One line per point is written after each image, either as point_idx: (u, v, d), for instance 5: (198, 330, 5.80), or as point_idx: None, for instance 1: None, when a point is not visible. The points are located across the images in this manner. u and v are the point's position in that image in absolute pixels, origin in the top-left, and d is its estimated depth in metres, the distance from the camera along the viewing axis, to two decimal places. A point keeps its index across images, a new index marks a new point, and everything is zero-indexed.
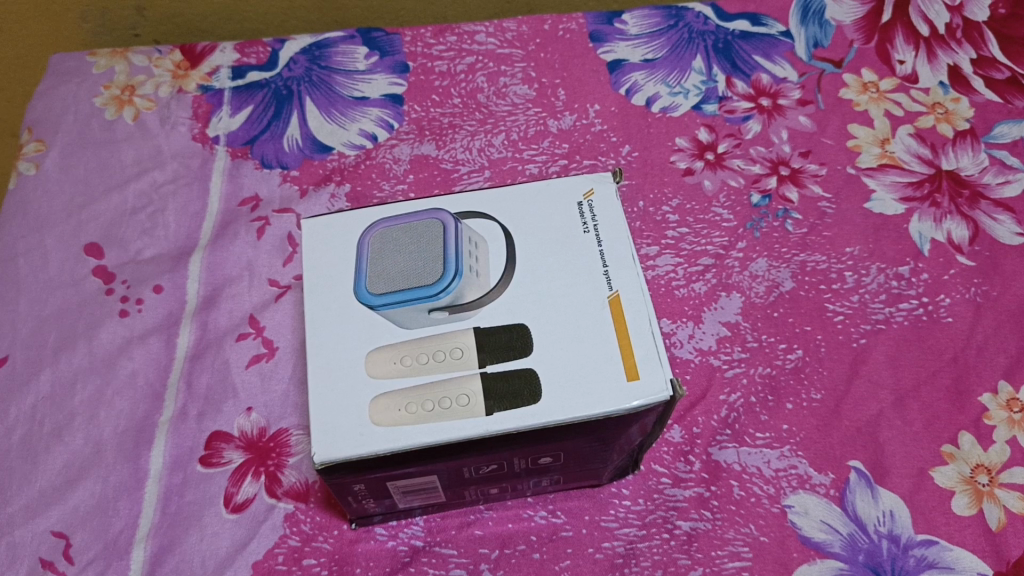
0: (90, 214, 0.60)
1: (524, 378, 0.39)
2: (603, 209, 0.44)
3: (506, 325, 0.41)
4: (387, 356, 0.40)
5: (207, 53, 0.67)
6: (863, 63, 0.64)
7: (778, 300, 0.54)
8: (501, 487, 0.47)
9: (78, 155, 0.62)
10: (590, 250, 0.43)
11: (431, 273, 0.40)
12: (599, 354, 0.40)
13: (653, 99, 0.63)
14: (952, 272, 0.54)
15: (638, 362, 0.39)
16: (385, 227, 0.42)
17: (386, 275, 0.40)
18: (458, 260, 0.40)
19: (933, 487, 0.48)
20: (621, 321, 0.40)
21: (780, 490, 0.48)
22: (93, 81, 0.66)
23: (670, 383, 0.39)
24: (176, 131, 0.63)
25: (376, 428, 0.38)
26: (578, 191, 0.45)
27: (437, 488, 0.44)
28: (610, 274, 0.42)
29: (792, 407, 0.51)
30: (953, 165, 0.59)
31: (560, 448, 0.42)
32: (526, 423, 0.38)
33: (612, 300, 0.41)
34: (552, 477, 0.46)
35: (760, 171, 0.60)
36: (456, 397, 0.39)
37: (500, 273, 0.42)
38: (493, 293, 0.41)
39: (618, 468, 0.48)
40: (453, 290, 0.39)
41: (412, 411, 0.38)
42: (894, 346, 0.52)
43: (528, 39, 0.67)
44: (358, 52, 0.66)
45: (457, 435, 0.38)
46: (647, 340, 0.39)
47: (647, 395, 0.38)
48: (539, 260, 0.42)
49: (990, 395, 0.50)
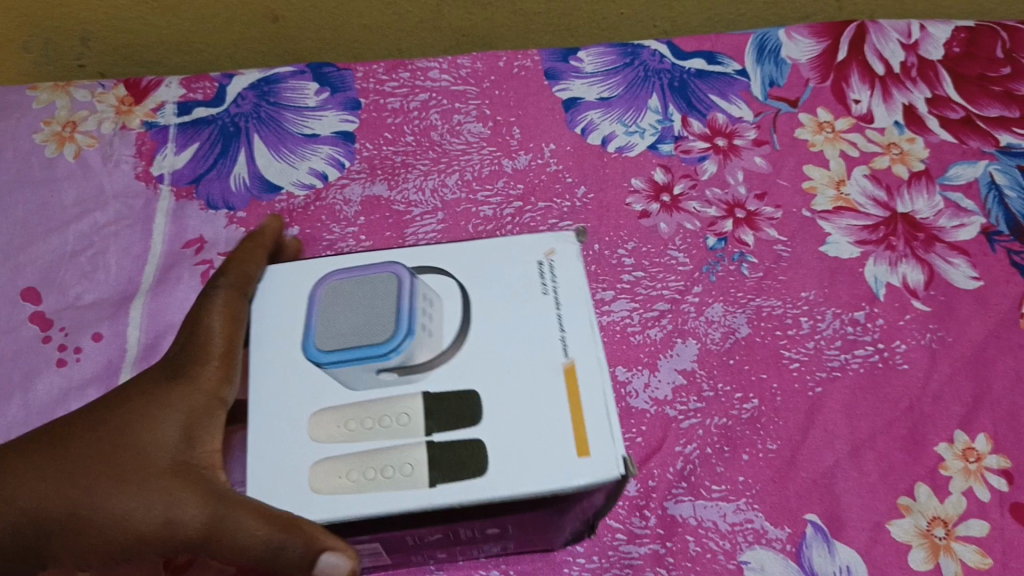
0: (28, 257, 0.58)
1: (471, 449, 0.37)
2: (564, 270, 0.42)
3: (455, 390, 0.39)
4: (330, 419, 0.38)
5: (153, 87, 0.65)
6: (819, 103, 0.63)
7: (734, 347, 0.53)
8: (451, 551, 0.45)
9: (16, 195, 0.60)
10: (548, 313, 0.41)
11: (381, 331, 0.38)
12: (551, 425, 0.37)
13: (608, 139, 0.62)
14: (907, 317, 0.54)
15: (590, 436, 0.37)
16: (336, 279, 0.40)
17: (333, 331, 0.38)
18: (410, 318, 0.38)
19: (890, 541, 0.47)
20: (575, 391, 0.38)
21: (736, 545, 0.47)
22: (33, 116, 0.64)
23: (621, 460, 0.37)
24: (119, 170, 0.62)
25: (317, 496, 0.37)
26: (538, 249, 0.43)
27: (382, 551, 0.43)
28: (567, 340, 0.40)
29: (748, 459, 0.50)
30: (908, 208, 0.59)
31: (510, 521, 0.40)
32: (467, 497, 0.36)
33: (567, 368, 0.39)
34: (501, 543, 0.45)
35: (716, 214, 0.59)
36: (399, 466, 0.37)
37: (454, 331, 0.40)
38: (445, 355, 0.39)
39: (571, 534, 0.46)
40: (404, 350, 0.37)
41: (353, 479, 0.37)
42: (851, 395, 0.52)
43: (483, 76, 0.66)
44: (308, 89, 0.65)
45: (397, 506, 0.36)
46: (600, 413, 0.37)
47: (596, 472, 0.36)
48: (492, 319, 0.41)
49: (946, 444, 0.50)
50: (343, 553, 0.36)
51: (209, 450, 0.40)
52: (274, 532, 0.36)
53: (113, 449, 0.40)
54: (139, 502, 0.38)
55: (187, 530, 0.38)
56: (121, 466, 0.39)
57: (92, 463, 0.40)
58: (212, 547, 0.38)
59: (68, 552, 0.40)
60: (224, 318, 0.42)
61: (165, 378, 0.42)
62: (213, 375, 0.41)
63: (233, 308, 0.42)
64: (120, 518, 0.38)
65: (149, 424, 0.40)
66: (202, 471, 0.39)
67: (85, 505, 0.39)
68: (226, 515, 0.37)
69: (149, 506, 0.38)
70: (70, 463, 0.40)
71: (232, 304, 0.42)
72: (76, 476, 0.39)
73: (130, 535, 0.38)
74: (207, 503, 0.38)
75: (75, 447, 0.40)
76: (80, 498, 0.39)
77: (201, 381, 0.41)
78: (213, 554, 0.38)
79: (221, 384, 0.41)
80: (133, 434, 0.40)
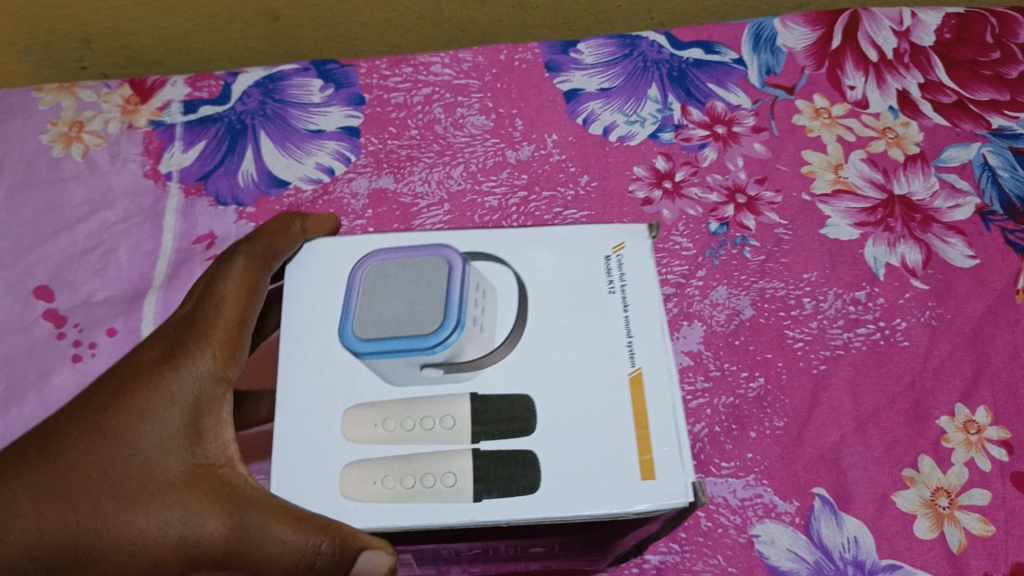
0: (39, 256, 0.59)
1: (523, 464, 0.34)
2: (633, 267, 0.38)
3: (508, 396, 0.35)
4: (365, 417, 0.35)
5: (158, 87, 0.66)
6: (815, 89, 0.65)
7: (739, 328, 0.55)
8: (486, 566, 0.44)
9: (25, 195, 0.61)
10: (616, 314, 0.37)
11: (427, 324, 0.36)
12: (614, 441, 0.34)
13: (610, 128, 0.63)
14: (907, 296, 0.55)
15: (655, 458, 0.34)
16: (383, 260, 0.38)
17: (375, 318, 0.37)
18: (460, 311, 0.36)
19: (896, 512, 0.48)
20: (642, 405, 0.35)
21: (747, 519, 0.48)
22: (39, 118, 0.64)
23: (691, 487, 0.33)
24: (127, 168, 0.62)
25: (346, 503, 0.34)
26: (606, 242, 0.39)
27: (412, 564, 0.41)
28: (634, 347, 0.36)
29: (756, 436, 0.51)
30: (905, 190, 0.60)
31: (553, 543, 0.39)
32: (517, 516, 0.33)
33: (632, 379, 0.35)
34: (542, 561, 0.44)
35: (717, 200, 0.60)
36: (441, 475, 0.34)
37: (507, 331, 0.37)
38: (496, 354, 0.36)
39: (617, 555, 0.45)
40: (451, 345, 0.35)
41: (388, 486, 0.34)
42: (854, 372, 0.53)
43: (484, 70, 0.67)
44: (313, 85, 0.66)
45: (439, 521, 0.33)
46: (670, 435, 0.34)
47: (661, 498, 0.33)
48: (551, 317, 0.37)
49: (947, 417, 0.51)
50: (383, 551, 0.34)
51: (221, 443, 0.39)
52: (309, 537, 0.34)
53: (115, 465, 0.39)
54: (153, 519, 0.38)
55: (210, 543, 0.38)
56: (128, 484, 0.38)
57: (94, 483, 0.39)
58: (238, 557, 0.38)
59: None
60: (240, 290, 0.42)
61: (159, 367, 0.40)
62: (216, 361, 0.40)
63: (248, 280, 0.43)
64: (134, 539, 0.38)
65: (151, 434, 0.39)
66: (217, 472, 0.39)
67: (100, 529, 0.38)
68: (249, 524, 0.37)
69: (166, 521, 0.38)
70: (70, 484, 0.39)
71: (246, 280, 0.43)
72: (86, 501, 0.38)
73: (146, 555, 0.38)
74: (227, 513, 0.38)
75: (67, 466, 0.39)
76: (88, 524, 0.38)
77: (201, 369, 0.40)
78: (237, 564, 0.38)
79: (226, 366, 0.41)
80: (136, 446, 0.39)
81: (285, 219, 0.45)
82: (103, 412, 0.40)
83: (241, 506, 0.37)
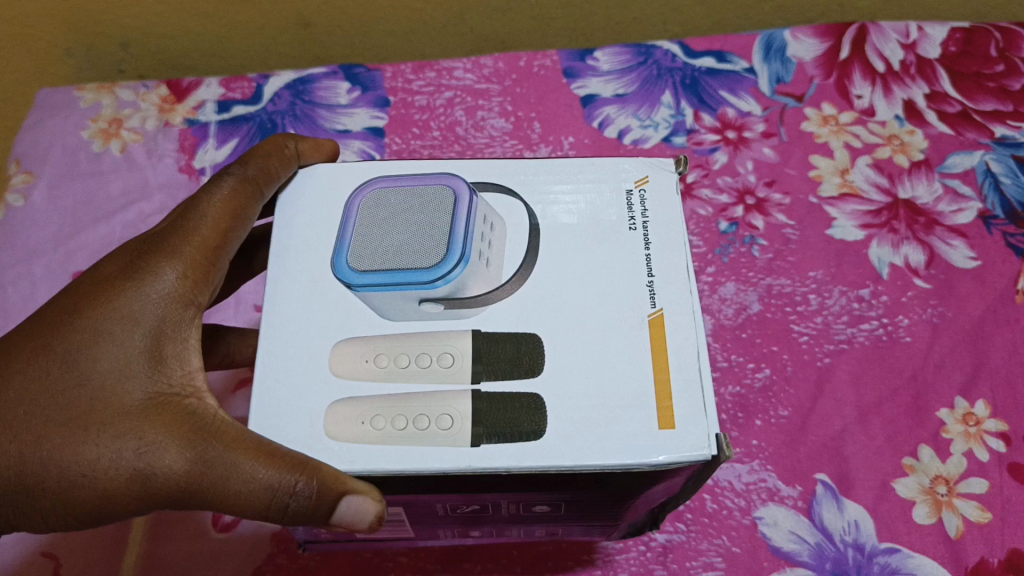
0: (78, 244, 0.62)
1: (527, 407, 0.34)
2: (657, 202, 0.39)
3: (512, 335, 0.35)
4: (355, 352, 0.35)
5: (193, 88, 0.69)
6: (824, 98, 0.67)
7: (746, 322, 0.57)
8: (485, 530, 0.47)
9: (65, 187, 0.65)
10: (637, 251, 0.37)
11: (429, 255, 0.35)
12: (632, 392, 0.34)
13: (625, 132, 0.66)
14: (909, 294, 0.57)
15: (675, 408, 0.34)
16: (382, 188, 0.38)
17: (372, 249, 0.36)
18: (465, 244, 0.35)
19: (896, 498, 0.50)
20: (661, 349, 0.35)
21: (751, 502, 0.50)
22: (81, 115, 0.68)
23: (714, 439, 0.33)
24: (162, 163, 0.65)
25: (331, 442, 0.34)
26: (630, 176, 0.39)
27: (406, 521, 0.44)
28: (655, 286, 0.36)
29: (761, 424, 0.53)
30: (909, 194, 0.62)
31: (559, 500, 0.41)
32: (520, 464, 0.33)
33: (654, 319, 0.36)
34: (549, 525, 0.46)
35: (727, 201, 0.62)
36: (437, 417, 0.34)
37: (516, 266, 0.37)
38: (504, 290, 0.36)
39: (635, 526, 0.47)
40: (453, 279, 0.35)
41: (378, 427, 0.34)
42: (857, 365, 0.55)
43: (505, 75, 0.69)
44: (340, 88, 0.69)
45: (434, 465, 0.33)
46: (695, 392, 0.34)
47: (681, 450, 0.33)
48: (566, 255, 0.37)
49: (947, 409, 0.53)
50: (369, 496, 0.34)
51: (187, 372, 0.38)
52: (283, 475, 0.33)
53: (67, 391, 0.37)
54: (108, 447, 0.36)
55: (166, 476, 0.36)
56: (80, 411, 0.36)
57: (42, 410, 0.36)
58: (196, 495, 0.36)
59: (21, 512, 0.37)
60: (221, 213, 0.41)
61: (126, 288, 0.39)
62: (185, 284, 0.39)
63: (234, 202, 0.41)
64: (84, 469, 0.36)
65: (110, 358, 0.37)
66: (181, 403, 0.37)
67: (51, 456, 0.36)
68: (214, 458, 0.35)
69: (119, 452, 0.36)
70: (14, 411, 0.37)
71: (230, 203, 0.41)
72: (36, 424, 0.36)
73: (96, 488, 0.36)
74: (189, 446, 0.36)
75: (15, 391, 0.37)
76: (33, 454, 0.36)
77: (166, 293, 0.38)
78: (194, 502, 0.36)
79: (195, 290, 0.39)
80: (91, 370, 0.37)
81: (278, 140, 0.44)
82: (58, 335, 0.38)
83: (206, 439, 0.36)
